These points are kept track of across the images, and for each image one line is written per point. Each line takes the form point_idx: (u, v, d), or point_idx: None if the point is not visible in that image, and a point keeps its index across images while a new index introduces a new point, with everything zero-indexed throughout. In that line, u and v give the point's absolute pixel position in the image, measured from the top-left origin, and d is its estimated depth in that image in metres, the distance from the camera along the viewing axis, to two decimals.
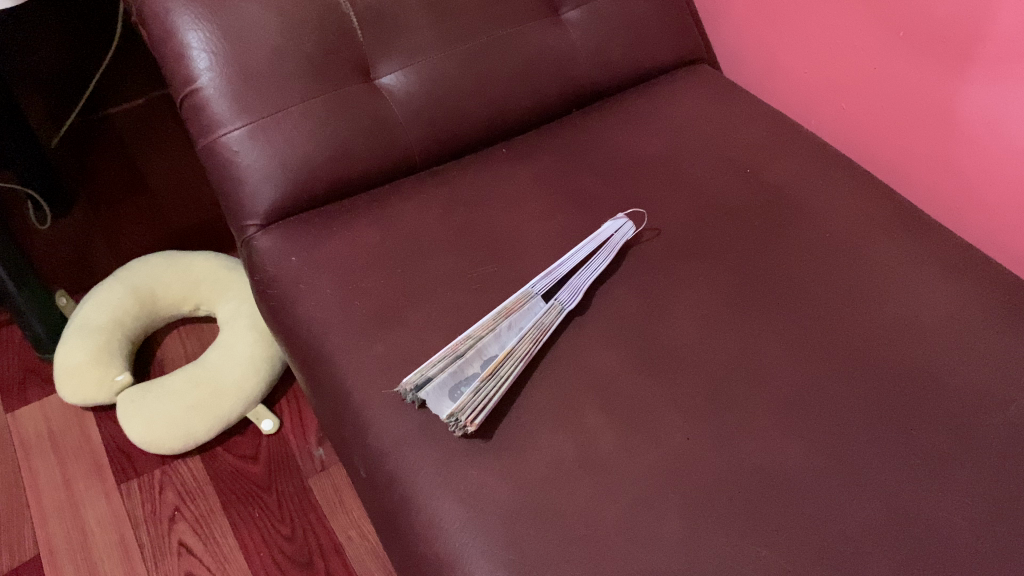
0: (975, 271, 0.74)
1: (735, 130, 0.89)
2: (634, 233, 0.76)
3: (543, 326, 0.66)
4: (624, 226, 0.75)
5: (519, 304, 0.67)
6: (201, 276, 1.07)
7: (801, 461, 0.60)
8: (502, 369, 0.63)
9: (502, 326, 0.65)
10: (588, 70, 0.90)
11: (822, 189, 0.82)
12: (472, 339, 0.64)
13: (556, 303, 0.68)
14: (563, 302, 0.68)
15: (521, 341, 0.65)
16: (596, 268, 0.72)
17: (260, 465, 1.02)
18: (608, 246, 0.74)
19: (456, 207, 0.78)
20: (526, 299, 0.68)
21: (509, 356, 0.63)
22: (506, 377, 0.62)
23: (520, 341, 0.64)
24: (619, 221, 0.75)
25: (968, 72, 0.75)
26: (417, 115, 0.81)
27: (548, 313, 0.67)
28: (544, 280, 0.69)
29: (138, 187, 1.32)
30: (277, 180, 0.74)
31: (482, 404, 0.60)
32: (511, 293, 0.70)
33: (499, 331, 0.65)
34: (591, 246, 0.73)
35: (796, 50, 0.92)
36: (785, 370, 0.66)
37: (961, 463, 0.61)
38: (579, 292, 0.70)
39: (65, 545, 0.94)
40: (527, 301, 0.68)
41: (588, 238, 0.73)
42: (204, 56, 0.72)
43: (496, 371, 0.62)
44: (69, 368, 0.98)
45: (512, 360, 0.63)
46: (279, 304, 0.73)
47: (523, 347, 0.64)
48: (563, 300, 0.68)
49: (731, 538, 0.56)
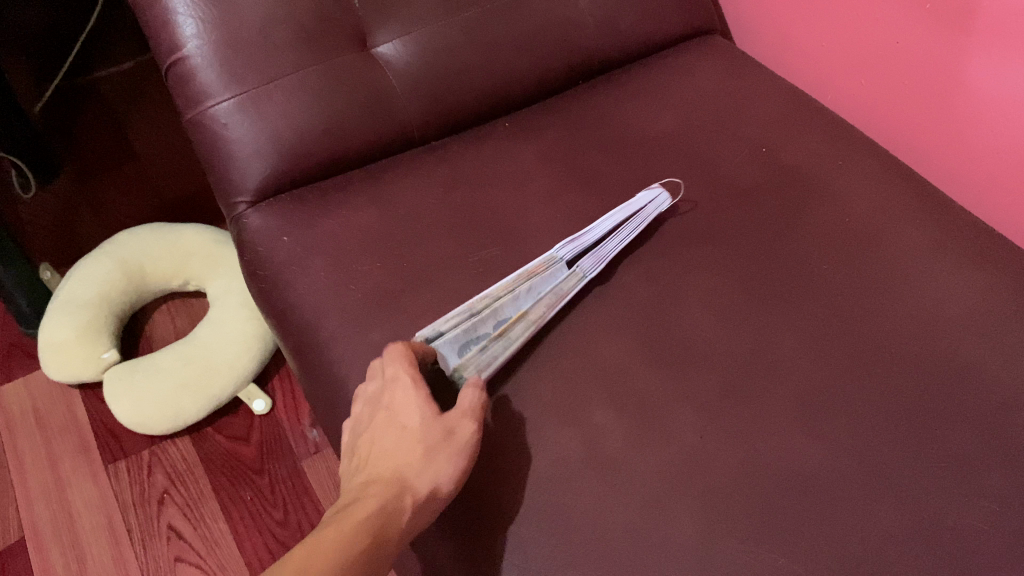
0: (1002, 257, 0.71)
1: (750, 105, 0.85)
2: (669, 203, 0.74)
3: (560, 293, 0.65)
4: (659, 197, 0.73)
5: (540, 269, 0.65)
6: (191, 250, 1.03)
7: (820, 462, 0.58)
8: (513, 331, 0.62)
9: (521, 288, 0.64)
10: (595, 39, 0.85)
11: (841, 169, 0.78)
12: (489, 300, 0.63)
13: (578, 270, 0.66)
14: (585, 269, 0.67)
15: (535, 305, 0.63)
16: (623, 239, 0.70)
17: (251, 447, 0.99)
18: (640, 217, 0.71)
19: (457, 184, 0.74)
20: (548, 264, 0.66)
21: (522, 320, 0.62)
22: (516, 340, 0.62)
23: (535, 306, 0.63)
24: (654, 193, 0.72)
25: (996, 48, 0.71)
26: (416, 86, 0.76)
27: (569, 280, 0.65)
28: (570, 245, 0.68)
29: (126, 154, 1.27)
30: (266, 156, 0.71)
31: (486, 363, 0.60)
32: (537, 256, 0.69)
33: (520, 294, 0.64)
34: (622, 215, 0.71)
35: (813, 22, 0.88)
36: (803, 363, 0.63)
37: (988, 465, 0.58)
38: (604, 261, 0.68)
39: (50, 528, 0.91)
40: (551, 265, 0.66)
41: (621, 208, 0.71)
42: (191, 22, 0.68)
43: (506, 333, 0.62)
44: (55, 344, 0.95)
45: (525, 323, 0.62)
46: (270, 286, 0.69)
47: (537, 312, 0.63)
48: (585, 267, 0.67)
49: (747, 545, 0.53)
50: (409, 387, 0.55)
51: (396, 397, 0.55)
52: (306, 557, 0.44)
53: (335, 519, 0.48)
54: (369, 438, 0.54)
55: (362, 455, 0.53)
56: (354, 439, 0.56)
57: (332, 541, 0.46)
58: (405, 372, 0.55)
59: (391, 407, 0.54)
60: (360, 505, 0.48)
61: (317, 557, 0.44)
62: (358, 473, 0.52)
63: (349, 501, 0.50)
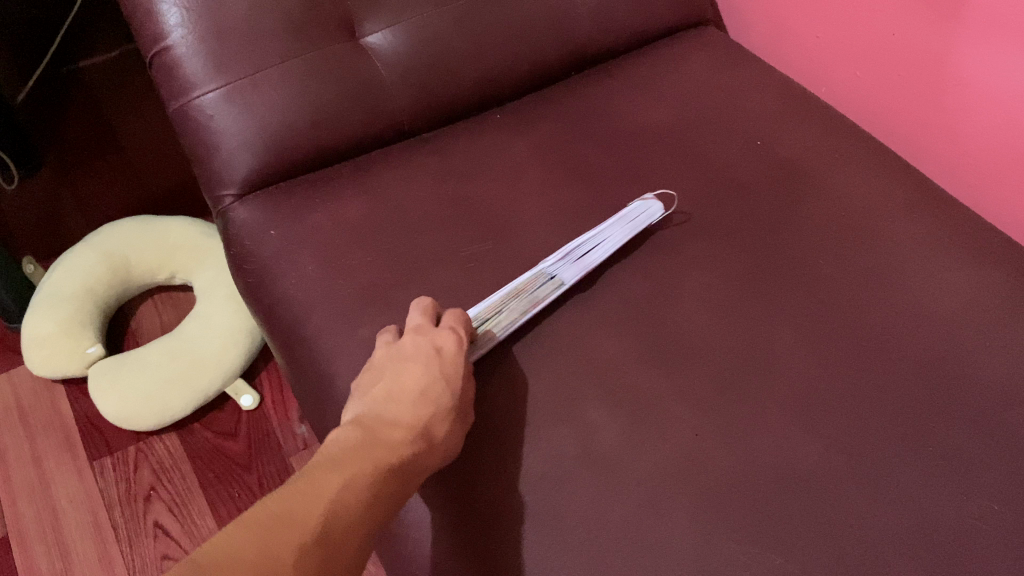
0: (999, 252, 0.70)
1: (744, 96, 0.84)
2: (663, 215, 0.72)
3: (536, 296, 0.63)
4: (652, 208, 0.71)
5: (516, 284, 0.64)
6: (177, 242, 1.02)
7: (817, 459, 0.57)
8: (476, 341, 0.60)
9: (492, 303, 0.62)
10: (588, 29, 0.84)
11: (836, 162, 0.77)
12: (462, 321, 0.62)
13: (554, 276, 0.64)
14: (563, 276, 0.65)
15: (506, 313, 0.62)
16: (610, 242, 0.68)
17: (239, 443, 0.97)
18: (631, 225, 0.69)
19: (448, 177, 0.73)
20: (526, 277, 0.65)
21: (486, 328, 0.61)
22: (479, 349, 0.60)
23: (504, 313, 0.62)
24: (646, 204, 0.71)
25: (994, 39, 0.70)
26: (406, 77, 0.75)
27: (544, 286, 0.64)
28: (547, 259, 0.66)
29: (111, 145, 1.25)
30: (252, 148, 0.69)
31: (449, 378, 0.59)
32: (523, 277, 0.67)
33: (503, 308, 0.62)
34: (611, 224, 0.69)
35: (808, 12, 0.87)
36: (800, 358, 0.62)
37: (986, 462, 0.57)
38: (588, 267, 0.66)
39: (34, 526, 0.90)
40: (533, 277, 0.64)
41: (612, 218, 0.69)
42: (176, 11, 0.67)
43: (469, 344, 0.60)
44: (38, 339, 0.94)
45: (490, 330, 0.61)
46: (257, 281, 0.68)
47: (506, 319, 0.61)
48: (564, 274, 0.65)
49: (745, 544, 0.53)
50: (462, 349, 0.56)
51: (449, 349, 0.56)
52: (341, 489, 0.46)
53: (366, 447, 0.49)
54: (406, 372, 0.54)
55: (390, 383, 0.54)
56: (381, 357, 0.56)
57: (365, 475, 0.48)
58: (464, 338, 0.57)
59: (440, 355, 0.55)
60: (395, 445, 0.50)
61: (350, 490, 0.46)
62: (385, 398, 0.53)
63: (377, 428, 0.51)
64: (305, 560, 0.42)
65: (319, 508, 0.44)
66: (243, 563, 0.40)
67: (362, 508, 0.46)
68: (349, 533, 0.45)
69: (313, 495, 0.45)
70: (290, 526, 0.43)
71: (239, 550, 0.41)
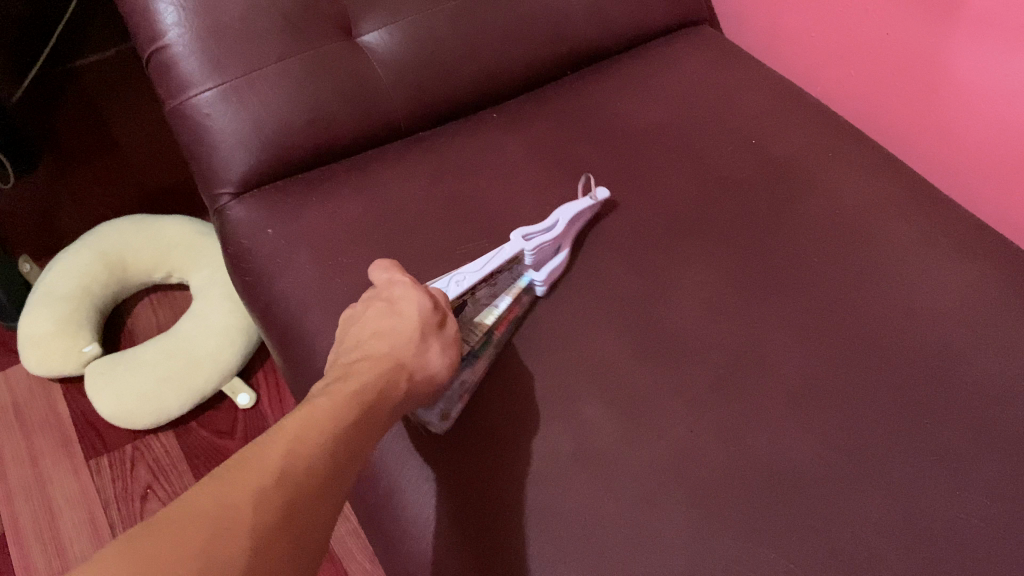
0: (991, 250, 0.70)
1: (739, 96, 0.84)
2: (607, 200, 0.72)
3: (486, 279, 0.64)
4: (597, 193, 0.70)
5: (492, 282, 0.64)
6: (173, 241, 1.02)
7: (811, 456, 0.57)
8: None
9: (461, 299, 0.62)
10: (584, 29, 0.84)
11: (831, 161, 0.78)
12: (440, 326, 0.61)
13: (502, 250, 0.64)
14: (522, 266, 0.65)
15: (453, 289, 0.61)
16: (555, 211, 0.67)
17: (236, 441, 0.97)
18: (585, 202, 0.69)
19: (444, 176, 0.73)
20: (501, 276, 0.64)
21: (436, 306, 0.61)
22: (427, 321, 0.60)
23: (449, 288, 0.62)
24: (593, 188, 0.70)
25: (986, 39, 0.70)
26: (402, 76, 0.75)
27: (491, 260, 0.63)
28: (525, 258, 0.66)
29: (108, 144, 1.25)
30: (249, 147, 0.70)
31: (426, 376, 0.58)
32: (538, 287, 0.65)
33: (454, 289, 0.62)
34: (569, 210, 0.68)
35: (802, 12, 0.88)
36: (794, 356, 0.63)
37: (978, 458, 0.58)
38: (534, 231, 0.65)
39: (31, 525, 0.90)
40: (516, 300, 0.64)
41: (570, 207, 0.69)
42: (172, 11, 0.67)
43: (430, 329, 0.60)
44: (35, 338, 0.94)
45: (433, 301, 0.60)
46: (254, 279, 0.68)
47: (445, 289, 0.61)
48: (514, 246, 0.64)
49: (739, 540, 0.53)
50: (416, 285, 0.56)
51: (397, 291, 0.55)
52: (306, 418, 0.43)
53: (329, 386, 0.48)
54: (362, 325, 0.54)
55: (351, 337, 0.54)
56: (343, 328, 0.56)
57: (333, 408, 0.45)
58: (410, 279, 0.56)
59: (389, 299, 0.55)
60: (357, 375, 0.49)
61: (315, 416, 0.44)
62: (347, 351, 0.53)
63: (339, 372, 0.50)
64: (266, 505, 0.38)
65: (278, 448, 0.41)
66: (200, 517, 0.37)
67: (334, 440, 0.43)
68: (319, 464, 0.42)
69: (275, 434, 0.42)
70: (247, 474, 0.39)
71: (192, 506, 0.37)
